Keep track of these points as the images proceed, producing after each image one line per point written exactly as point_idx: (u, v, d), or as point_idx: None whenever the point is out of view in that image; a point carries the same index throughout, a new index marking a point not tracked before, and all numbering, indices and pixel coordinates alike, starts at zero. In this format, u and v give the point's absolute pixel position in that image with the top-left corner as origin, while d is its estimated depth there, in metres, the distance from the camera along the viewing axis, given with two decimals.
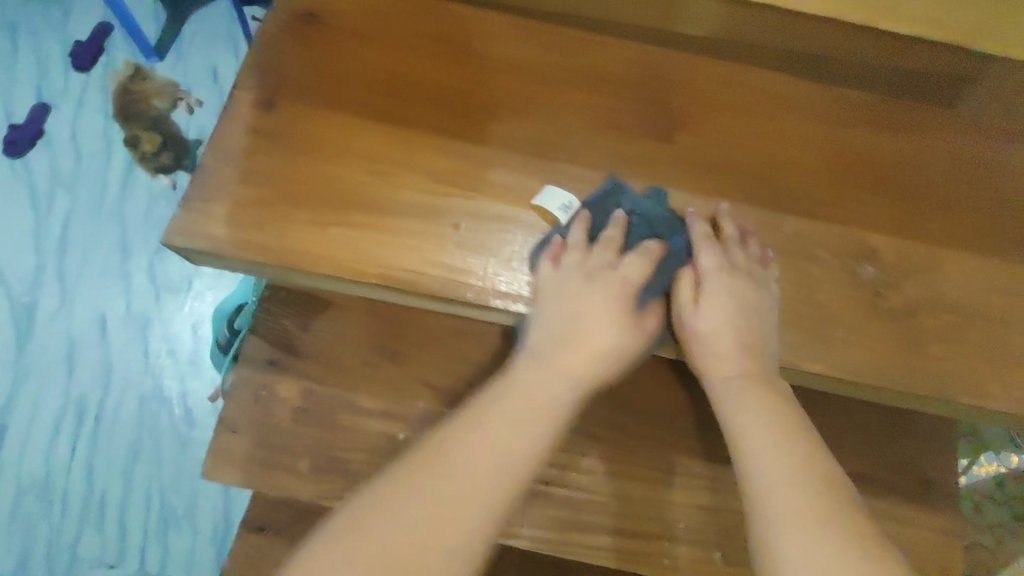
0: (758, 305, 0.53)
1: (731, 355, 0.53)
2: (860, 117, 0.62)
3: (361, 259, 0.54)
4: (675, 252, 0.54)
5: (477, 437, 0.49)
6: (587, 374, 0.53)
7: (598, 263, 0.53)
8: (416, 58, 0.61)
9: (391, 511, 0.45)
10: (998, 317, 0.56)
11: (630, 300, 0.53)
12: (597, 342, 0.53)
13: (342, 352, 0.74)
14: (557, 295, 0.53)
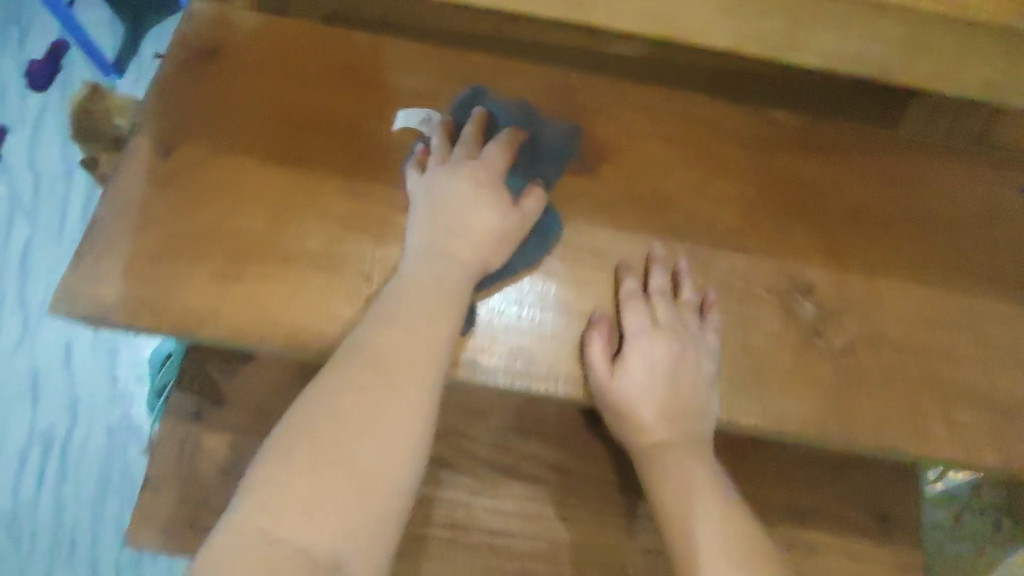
0: (683, 371, 0.51)
1: (656, 422, 0.52)
2: (790, 139, 0.59)
3: (262, 315, 0.51)
4: (534, 140, 0.56)
5: (402, 314, 0.47)
6: (472, 262, 0.51)
7: (462, 159, 0.54)
8: (324, 94, 0.58)
9: (337, 401, 0.43)
10: (941, 352, 0.53)
11: (496, 185, 0.53)
12: (473, 227, 0.52)
13: (269, 400, 0.70)
14: (432, 189, 0.52)
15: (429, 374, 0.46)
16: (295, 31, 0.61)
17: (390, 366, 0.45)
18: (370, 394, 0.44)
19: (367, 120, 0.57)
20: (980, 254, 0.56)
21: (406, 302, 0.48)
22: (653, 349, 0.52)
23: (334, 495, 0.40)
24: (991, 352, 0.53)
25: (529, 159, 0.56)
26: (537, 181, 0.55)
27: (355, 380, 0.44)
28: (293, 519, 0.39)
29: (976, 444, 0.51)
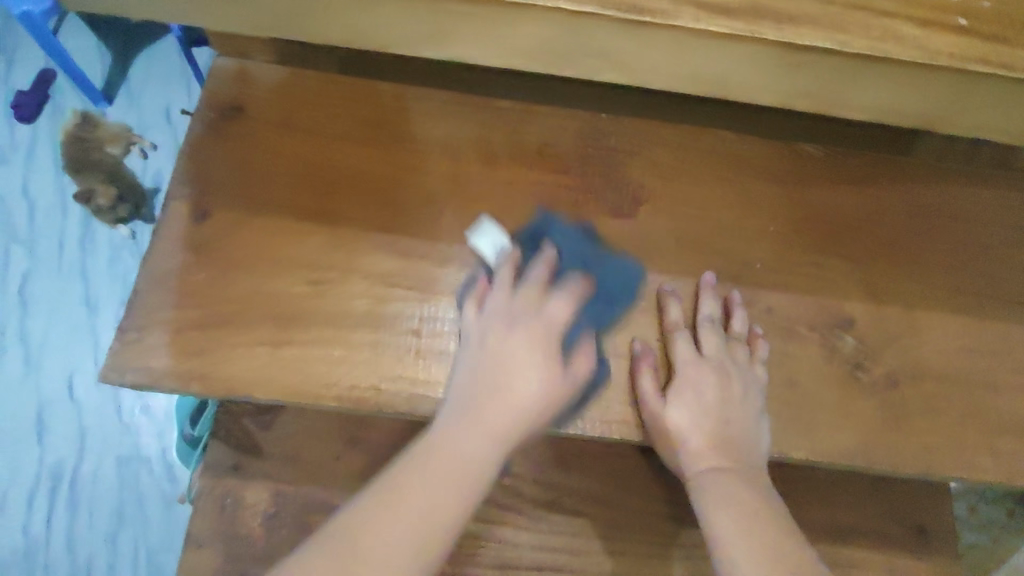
0: (733, 400, 0.52)
1: (706, 451, 0.52)
2: (820, 173, 0.60)
3: (312, 380, 0.51)
4: (605, 290, 0.54)
5: (478, 398, 0.48)
6: (529, 399, 0.48)
7: (523, 304, 0.51)
8: (353, 150, 0.58)
9: (409, 470, 0.46)
10: (982, 380, 0.54)
11: (553, 342, 0.50)
12: (519, 394, 0.48)
13: (307, 448, 0.70)
14: (488, 326, 0.50)
15: (486, 462, 0.47)
16: (319, 86, 0.61)
17: (458, 444, 0.46)
18: (431, 467, 0.46)
19: (399, 175, 0.58)
20: (1010, 279, 0.57)
21: (477, 385, 0.48)
22: (703, 380, 0.52)
23: (371, 552, 0.43)
24: None
25: (597, 300, 0.54)
26: (587, 280, 0.53)
27: (430, 449, 0.47)
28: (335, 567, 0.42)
29: (1021, 468, 0.52)
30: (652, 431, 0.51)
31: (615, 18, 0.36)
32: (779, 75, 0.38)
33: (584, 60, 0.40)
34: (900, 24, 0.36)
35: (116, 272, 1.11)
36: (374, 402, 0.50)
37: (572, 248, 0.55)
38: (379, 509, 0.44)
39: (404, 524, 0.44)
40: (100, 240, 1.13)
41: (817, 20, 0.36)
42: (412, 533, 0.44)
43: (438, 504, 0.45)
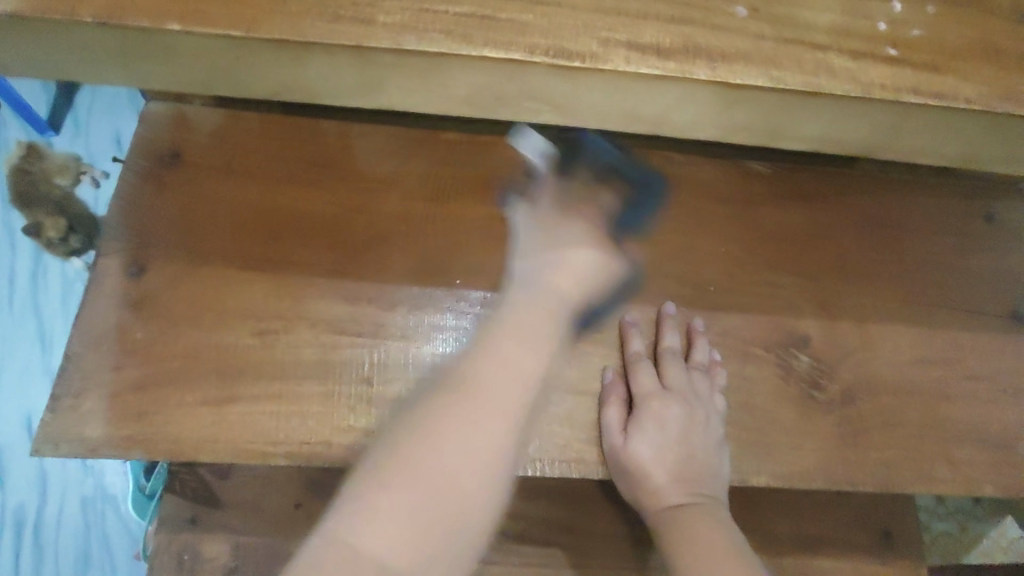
0: (696, 432, 0.52)
1: (668, 484, 0.53)
2: (769, 194, 0.60)
3: (261, 436, 0.49)
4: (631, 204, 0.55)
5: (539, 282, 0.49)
6: (574, 296, 0.49)
7: (580, 193, 0.53)
8: (296, 193, 0.56)
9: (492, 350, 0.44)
10: (937, 391, 0.54)
11: (575, 230, 0.51)
12: (573, 265, 0.49)
13: (269, 495, 0.68)
14: (544, 223, 0.52)
15: (530, 381, 0.43)
16: (259, 127, 0.59)
17: (533, 329, 0.46)
18: (480, 386, 0.42)
19: (347, 214, 0.56)
20: (960, 288, 0.58)
21: (528, 300, 0.47)
22: (665, 412, 0.52)
23: (434, 492, 0.38)
24: (983, 386, 0.55)
25: (631, 208, 0.55)
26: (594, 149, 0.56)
27: (473, 367, 0.43)
28: (399, 519, 0.37)
29: (978, 478, 0.52)
30: (616, 469, 0.51)
31: (545, 65, 0.35)
32: (716, 112, 0.38)
33: (520, 104, 0.38)
34: (833, 58, 0.36)
35: (73, 304, 1.07)
36: (328, 455, 0.49)
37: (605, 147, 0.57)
38: (438, 444, 0.40)
39: (459, 455, 0.40)
40: (52, 275, 1.08)
41: (750, 58, 0.35)
42: (462, 468, 0.39)
43: (488, 429, 0.41)
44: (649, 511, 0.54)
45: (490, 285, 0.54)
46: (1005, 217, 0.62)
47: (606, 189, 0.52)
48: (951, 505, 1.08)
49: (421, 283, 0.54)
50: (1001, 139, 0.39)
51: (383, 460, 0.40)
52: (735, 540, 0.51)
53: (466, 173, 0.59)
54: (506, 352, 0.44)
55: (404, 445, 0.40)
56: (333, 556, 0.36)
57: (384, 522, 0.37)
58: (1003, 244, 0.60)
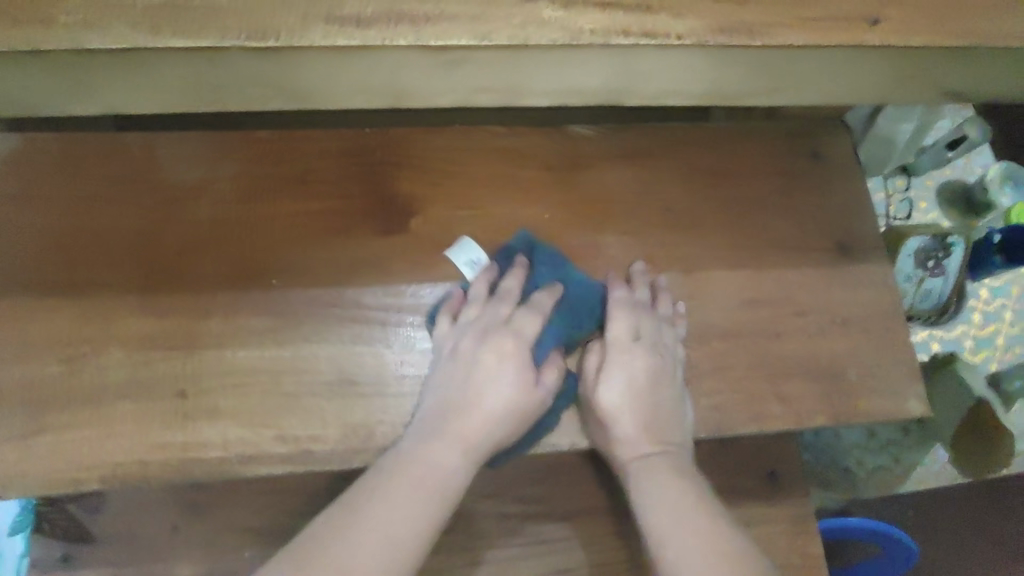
0: (662, 382, 0.52)
1: (638, 437, 0.52)
2: (599, 151, 0.60)
3: (76, 465, 0.48)
4: (577, 302, 0.53)
5: (468, 389, 0.50)
6: (496, 432, 0.49)
7: (500, 317, 0.52)
8: (102, 212, 0.54)
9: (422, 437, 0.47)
10: (765, 331, 0.55)
11: (521, 355, 0.51)
12: (485, 407, 0.49)
13: (142, 522, 0.65)
14: (474, 332, 0.51)
15: (475, 449, 0.48)
16: (60, 153, 0.56)
17: (463, 419, 0.48)
18: (411, 468, 0.46)
19: (156, 231, 0.54)
20: (787, 226, 0.59)
21: (444, 393, 0.50)
22: (635, 362, 0.52)
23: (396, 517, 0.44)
24: (810, 320, 0.56)
25: (564, 321, 0.53)
26: (550, 295, 0.52)
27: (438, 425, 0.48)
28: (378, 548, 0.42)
29: (809, 410, 0.53)
30: (584, 409, 0.52)
31: (238, 48, 0.34)
32: (443, 74, 0.38)
33: (252, 86, 0.38)
34: (543, 8, 0.35)
35: None
36: (145, 474, 0.48)
37: (549, 259, 0.54)
38: (409, 486, 0.45)
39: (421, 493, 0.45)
40: None
41: (455, 18, 0.35)
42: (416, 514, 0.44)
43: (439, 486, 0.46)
44: (618, 463, 0.53)
45: (305, 281, 0.53)
46: (830, 149, 0.62)
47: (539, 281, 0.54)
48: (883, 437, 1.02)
49: (234, 290, 0.53)
50: (738, 71, 0.39)
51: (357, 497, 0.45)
52: (700, 499, 0.50)
53: (277, 172, 0.56)
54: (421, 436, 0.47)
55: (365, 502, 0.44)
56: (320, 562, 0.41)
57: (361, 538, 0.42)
58: (828, 178, 0.61)
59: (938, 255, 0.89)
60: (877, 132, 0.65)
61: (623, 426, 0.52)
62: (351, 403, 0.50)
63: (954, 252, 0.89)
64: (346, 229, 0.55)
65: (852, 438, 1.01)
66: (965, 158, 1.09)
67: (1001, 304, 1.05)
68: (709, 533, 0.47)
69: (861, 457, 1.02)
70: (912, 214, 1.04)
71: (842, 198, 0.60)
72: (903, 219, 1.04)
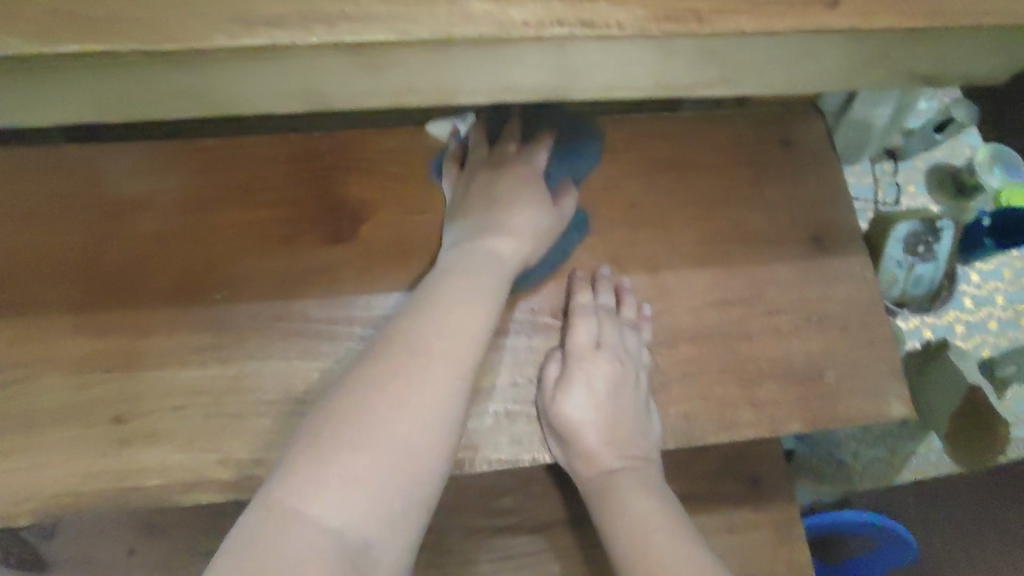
0: (626, 389, 0.51)
1: (603, 448, 0.51)
2: (561, 149, 0.57)
3: (11, 498, 0.45)
4: (570, 172, 0.55)
5: (482, 232, 0.48)
6: (513, 257, 0.48)
7: (512, 154, 0.51)
8: (36, 228, 0.52)
9: (411, 343, 0.40)
10: (737, 332, 0.52)
11: (541, 181, 0.50)
12: (512, 226, 0.49)
13: (100, 547, 0.63)
14: (494, 168, 0.50)
15: (484, 325, 0.43)
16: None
17: (462, 320, 0.42)
18: (402, 374, 0.39)
19: (93, 247, 0.51)
20: (759, 221, 0.56)
21: (442, 290, 0.44)
22: (600, 369, 0.50)
23: (408, 414, 0.38)
24: (785, 319, 0.53)
25: (564, 156, 0.55)
26: (551, 129, 0.53)
27: (433, 315, 0.42)
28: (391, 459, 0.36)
29: (784, 414, 0.51)
30: (543, 423, 0.49)
31: (138, 53, 0.32)
32: (372, 76, 0.35)
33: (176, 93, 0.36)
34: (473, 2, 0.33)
35: None
36: (84, 505, 0.45)
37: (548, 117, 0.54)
38: (415, 376, 0.39)
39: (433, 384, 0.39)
40: None
41: (375, 14, 0.32)
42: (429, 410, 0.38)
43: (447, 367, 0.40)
44: (583, 478, 0.52)
45: (251, 296, 0.51)
46: (803, 139, 0.59)
47: (540, 138, 0.51)
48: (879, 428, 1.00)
49: (175, 307, 0.50)
50: (690, 62, 0.36)
51: (349, 394, 0.38)
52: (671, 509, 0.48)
53: (221, 181, 0.54)
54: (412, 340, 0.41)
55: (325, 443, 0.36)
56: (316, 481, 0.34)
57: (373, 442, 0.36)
58: (802, 169, 0.58)
59: (926, 240, 0.87)
60: (852, 116, 0.63)
61: (587, 438, 0.50)
62: (300, 423, 0.48)
63: (944, 235, 0.87)
64: (294, 239, 0.52)
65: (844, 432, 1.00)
66: (952, 139, 1.06)
67: (993, 287, 1.02)
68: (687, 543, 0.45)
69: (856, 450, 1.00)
70: (901, 199, 1.02)
71: (816, 189, 0.58)
72: (892, 204, 1.00)
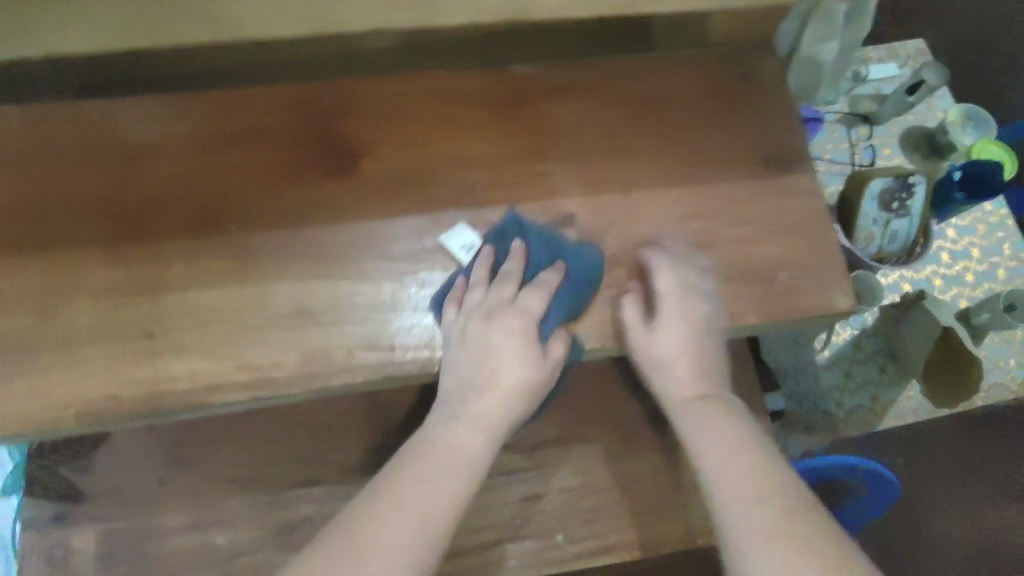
0: (707, 328, 0.54)
1: (688, 379, 0.54)
2: (544, 87, 0.61)
3: (55, 404, 0.51)
4: (577, 276, 0.54)
5: (476, 383, 0.50)
6: (501, 420, 0.50)
7: (500, 299, 0.52)
8: (65, 174, 0.57)
9: (405, 484, 0.47)
10: (699, 241, 0.58)
11: (532, 331, 0.51)
12: (502, 385, 0.50)
13: (128, 477, 0.68)
14: (485, 317, 0.51)
15: (486, 443, 0.49)
16: (18, 124, 0.58)
17: (449, 461, 0.48)
18: (394, 518, 0.45)
19: (117, 188, 0.57)
20: (721, 146, 0.62)
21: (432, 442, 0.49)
22: (682, 310, 0.54)
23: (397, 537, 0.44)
24: (742, 229, 0.59)
25: (568, 283, 0.54)
26: (552, 270, 0.53)
27: (432, 448, 0.49)
28: (375, 571, 0.42)
29: (743, 311, 0.56)
30: (636, 350, 0.54)
31: None
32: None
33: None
34: None
35: None
36: (120, 408, 0.51)
37: (547, 235, 0.55)
38: (413, 497, 0.46)
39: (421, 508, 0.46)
40: None
41: None
42: (425, 520, 0.45)
43: (445, 493, 0.47)
44: (667, 404, 0.55)
45: (261, 225, 0.56)
46: (759, 69, 0.65)
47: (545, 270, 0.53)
48: (859, 376, 1.04)
49: (194, 238, 0.56)
50: None
51: (344, 541, 0.44)
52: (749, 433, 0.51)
53: (229, 127, 0.59)
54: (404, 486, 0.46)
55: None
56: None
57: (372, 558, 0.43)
58: (756, 97, 0.64)
59: (900, 196, 0.90)
60: (802, 53, 0.68)
61: (683, 368, 0.53)
62: (309, 332, 0.53)
63: (918, 191, 0.90)
64: (298, 173, 0.58)
65: (828, 380, 1.04)
66: (926, 103, 1.13)
67: (968, 243, 1.08)
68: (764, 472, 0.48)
69: (838, 398, 1.03)
70: (878, 160, 1.09)
71: (770, 114, 0.63)
72: (869, 165, 1.08)
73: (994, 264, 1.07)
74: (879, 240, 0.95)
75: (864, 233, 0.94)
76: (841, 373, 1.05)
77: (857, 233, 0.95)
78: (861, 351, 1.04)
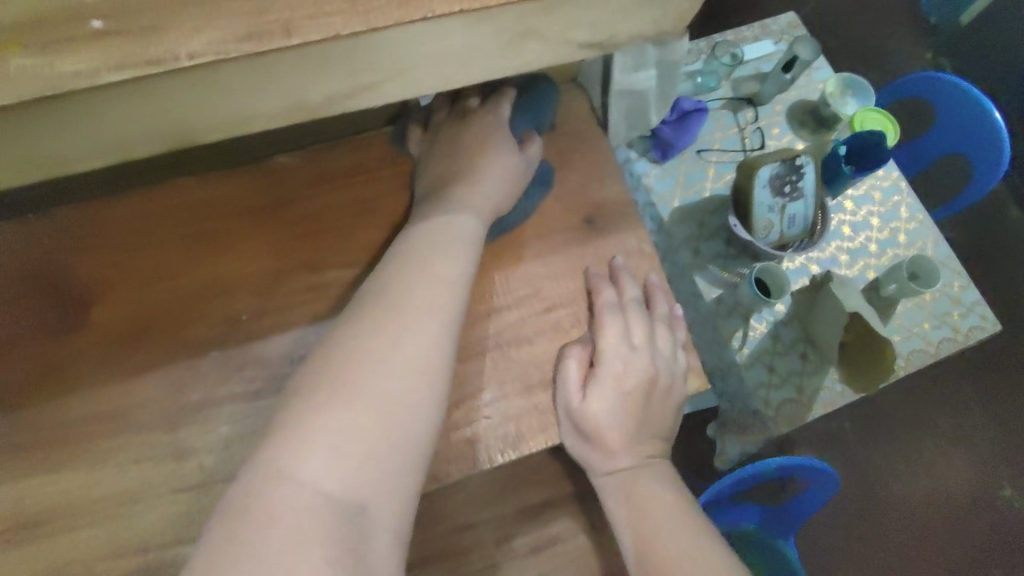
0: (655, 391, 0.50)
1: (622, 448, 0.49)
2: (305, 179, 0.53)
3: None
4: (533, 111, 0.54)
5: (465, 183, 0.50)
6: (487, 207, 0.50)
7: (470, 107, 0.53)
8: None
9: (382, 326, 0.41)
10: (516, 336, 0.49)
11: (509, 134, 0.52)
12: (488, 178, 0.50)
13: None
14: (460, 123, 0.52)
15: (469, 260, 0.46)
16: None
17: (424, 308, 0.42)
18: (372, 348, 0.40)
19: None
20: (528, 215, 0.53)
21: (414, 245, 0.46)
22: (630, 369, 0.49)
23: (394, 363, 0.40)
24: (564, 312, 0.50)
25: (528, 110, 0.53)
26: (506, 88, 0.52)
27: (406, 285, 0.43)
28: (360, 415, 0.37)
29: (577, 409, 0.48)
30: (564, 417, 0.47)
31: None
32: None
33: None
34: (14, 56, 0.28)
35: None
36: None
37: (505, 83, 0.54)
38: (406, 318, 0.42)
39: (401, 354, 0.40)
40: None
41: None
42: (404, 374, 0.40)
43: (417, 352, 0.41)
44: (598, 475, 0.50)
45: None
46: (563, 116, 0.57)
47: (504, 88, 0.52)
48: (782, 370, 0.86)
49: None
50: (311, 79, 0.32)
51: (316, 392, 0.38)
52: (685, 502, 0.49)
53: None
54: (387, 304, 0.42)
55: (314, 412, 0.37)
56: (318, 412, 0.37)
57: (365, 385, 0.38)
58: (564, 147, 0.56)
59: (792, 179, 0.80)
60: (616, 87, 0.53)
61: (618, 436, 0.49)
62: (38, 549, 0.42)
63: (807, 172, 0.80)
64: (16, 340, 0.47)
65: (751, 380, 0.86)
66: (806, 76, 1.05)
67: (867, 212, 0.94)
68: (694, 529, 0.47)
69: (764, 396, 0.85)
70: (766, 142, 1.00)
71: (581, 164, 0.55)
72: (759, 149, 0.99)
73: (895, 229, 0.94)
74: (778, 228, 0.83)
75: (762, 223, 0.83)
76: (765, 372, 0.86)
77: (753, 225, 0.83)
78: (781, 344, 0.87)
